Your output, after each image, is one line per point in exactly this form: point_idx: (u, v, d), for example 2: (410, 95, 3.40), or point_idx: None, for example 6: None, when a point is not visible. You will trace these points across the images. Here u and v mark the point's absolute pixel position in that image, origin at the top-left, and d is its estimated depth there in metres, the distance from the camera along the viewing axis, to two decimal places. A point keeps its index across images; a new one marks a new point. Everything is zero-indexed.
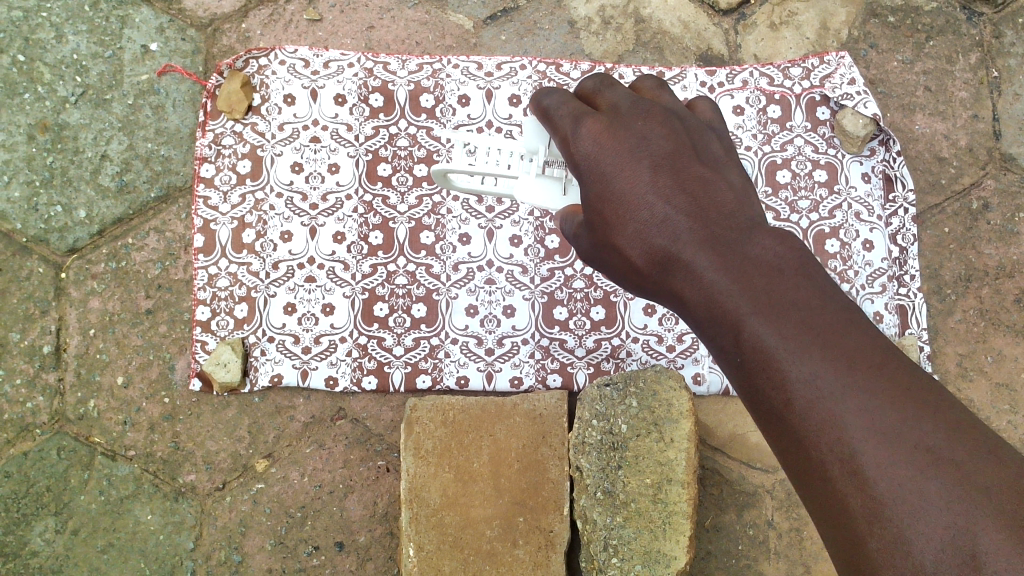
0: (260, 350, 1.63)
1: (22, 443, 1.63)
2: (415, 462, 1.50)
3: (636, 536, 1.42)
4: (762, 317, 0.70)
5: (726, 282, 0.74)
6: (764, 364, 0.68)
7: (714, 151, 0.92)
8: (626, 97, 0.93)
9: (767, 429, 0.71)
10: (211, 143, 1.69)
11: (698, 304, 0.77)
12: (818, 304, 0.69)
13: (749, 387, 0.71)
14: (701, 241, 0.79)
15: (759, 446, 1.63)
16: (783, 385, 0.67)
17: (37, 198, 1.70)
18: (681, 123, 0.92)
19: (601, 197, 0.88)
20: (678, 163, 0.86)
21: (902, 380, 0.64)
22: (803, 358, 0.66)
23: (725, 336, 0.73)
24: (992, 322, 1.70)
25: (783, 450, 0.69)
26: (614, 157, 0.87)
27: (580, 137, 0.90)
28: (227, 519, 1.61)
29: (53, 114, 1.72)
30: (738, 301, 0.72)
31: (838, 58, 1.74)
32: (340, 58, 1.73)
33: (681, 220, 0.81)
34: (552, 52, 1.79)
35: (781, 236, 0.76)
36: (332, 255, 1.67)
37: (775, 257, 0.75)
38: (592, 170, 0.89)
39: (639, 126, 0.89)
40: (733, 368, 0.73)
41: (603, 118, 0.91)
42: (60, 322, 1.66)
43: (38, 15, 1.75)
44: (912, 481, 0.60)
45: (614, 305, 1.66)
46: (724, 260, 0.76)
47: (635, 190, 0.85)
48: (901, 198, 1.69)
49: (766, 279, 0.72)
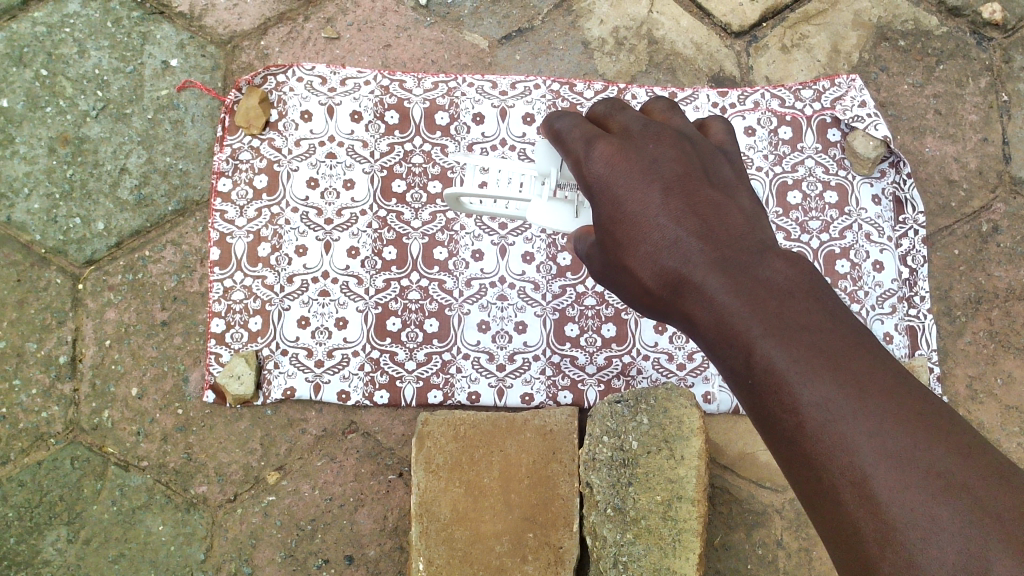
0: (273, 363, 1.65)
1: (37, 452, 1.64)
2: (425, 476, 1.51)
3: (647, 552, 1.42)
4: (773, 338, 0.71)
5: (737, 304, 0.76)
6: (775, 386, 0.70)
7: (724, 173, 0.94)
8: (637, 119, 0.95)
9: (779, 452, 0.71)
10: (229, 158, 1.72)
11: (709, 325, 0.78)
12: (828, 328, 0.71)
13: (760, 410, 0.72)
14: (712, 263, 0.80)
15: (769, 465, 1.64)
16: (794, 408, 0.68)
17: (56, 210, 1.72)
18: (693, 146, 0.94)
19: (612, 218, 0.89)
20: (688, 185, 0.88)
21: (913, 404, 0.65)
22: (813, 381, 0.67)
23: (737, 358, 0.74)
24: (1002, 344, 1.70)
25: (793, 472, 0.69)
26: (626, 179, 0.89)
27: (592, 159, 0.92)
28: (237, 531, 1.62)
29: (74, 127, 1.75)
30: (749, 323, 0.74)
31: (849, 81, 1.77)
32: (356, 75, 1.76)
33: (692, 242, 0.83)
34: (566, 72, 1.82)
35: (792, 258, 0.79)
36: (346, 269, 1.69)
37: (784, 279, 0.76)
38: (604, 191, 0.90)
39: (651, 149, 0.91)
40: (743, 390, 0.74)
41: (615, 140, 0.93)
42: (76, 332, 1.68)
43: (61, 30, 1.79)
44: (924, 505, 0.60)
45: (625, 323, 1.67)
46: (735, 282, 0.77)
47: (646, 212, 0.87)
48: (911, 220, 1.71)
49: (777, 301, 0.74)
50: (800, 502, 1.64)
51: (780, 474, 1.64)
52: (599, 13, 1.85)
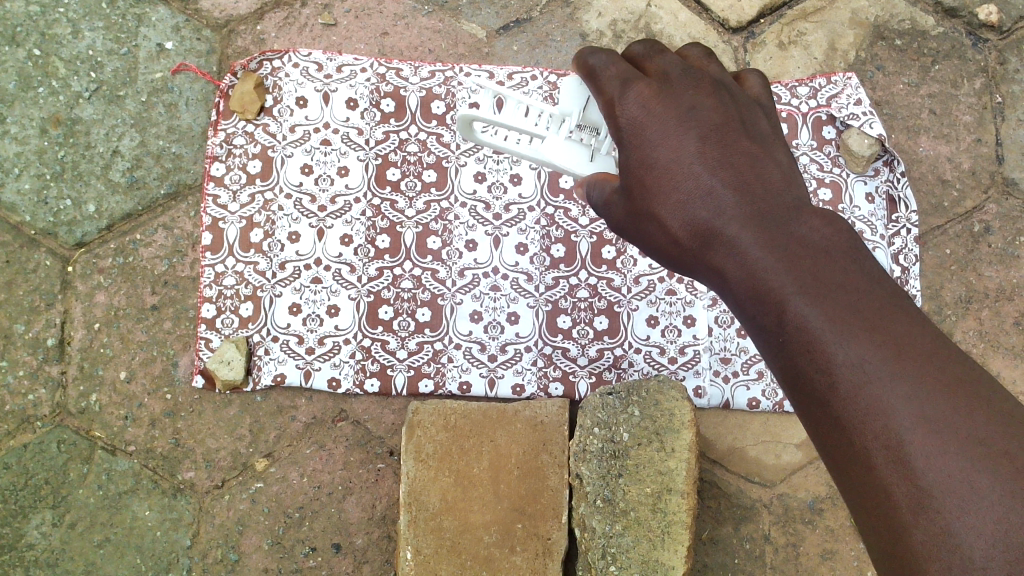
0: (263, 349, 1.64)
1: (22, 435, 1.62)
2: (415, 466, 1.50)
3: (635, 544, 1.42)
4: (807, 297, 0.71)
5: (770, 261, 0.76)
6: (807, 345, 0.70)
7: (761, 127, 0.94)
8: (675, 64, 0.96)
9: (806, 411, 0.72)
10: (222, 142, 1.71)
11: (739, 281, 0.78)
12: (865, 289, 0.70)
13: (790, 366, 0.72)
14: (745, 218, 0.81)
15: (757, 460, 1.65)
16: (827, 368, 0.68)
17: (47, 191, 1.70)
18: (730, 99, 0.95)
19: (643, 166, 0.91)
20: (725, 137, 0.89)
21: (954, 368, 0.64)
22: (849, 341, 0.67)
23: (768, 315, 0.74)
24: (992, 344, 1.72)
25: (822, 431, 0.70)
26: (661, 126, 0.91)
27: (628, 101, 0.93)
28: (224, 517, 1.61)
29: (67, 108, 1.73)
30: (783, 281, 0.74)
31: (845, 79, 1.78)
32: (353, 63, 1.75)
33: (726, 194, 0.84)
34: (563, 64, 1.82)
35: (829, 217, 0.78)
36: (338, 257, 1.68)
37: (820, 238, 0.76)
38: (636, 136, 0.92)
39: (689, 97, 0.92)
40: (773, 346, 0.74)
41: (653, 84, 0.94)
42: (65, 316, 1.66)
43: (55, 10, 1.77)
44: (964, 473, 0.60)
45: (618, 316, 1.67)
46: (770, 239, 0.77)
47: (679, 160, 0.88)
48: (904, 218, 1.72)
49: (812, 259, 0.74)
50: (788, 497, 1.65)
51: (769, 468, 1.65)
52: (597, 6, 1.85)
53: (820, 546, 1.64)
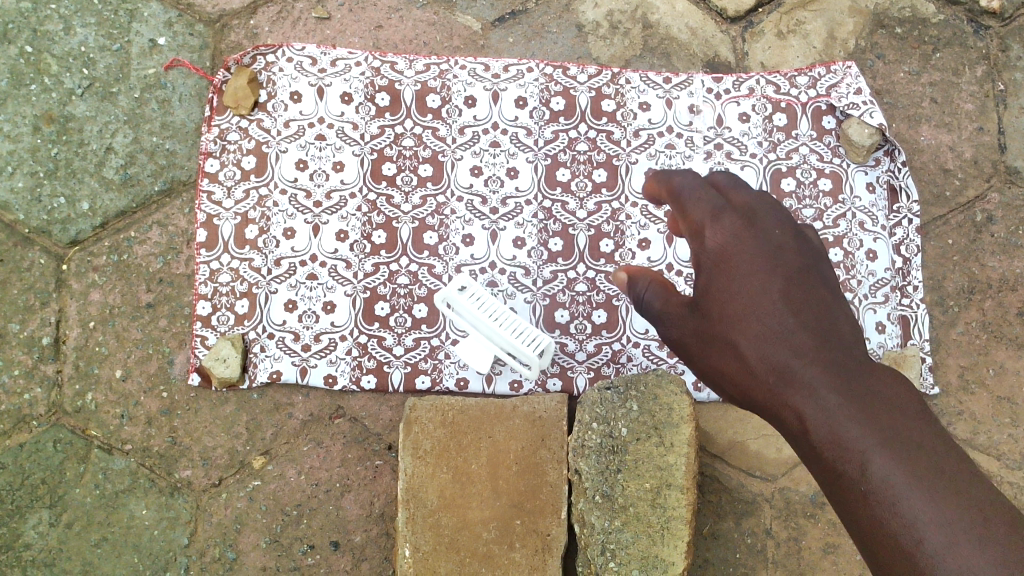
0: (259, 346, 1.63)
1: (18, 434, 1.62)
2: (413, 462, 1.49)
3: (634, 540, 1.41)
4: (884, 448, 0.82)
5: (845, 406, 0.87)
6: (880, 489, 0.80)
7: (831, 275, 1.06)
8: (758, 200, 1.09)
9: (866, 541, 0.82)
10: (216, 139, 1.69)
11: (816, 421, 0.88)
12: (930, 444, 0.82)
13: (853, 501, 0.83)
14: (823, 365, 0.92)
15: (758, 454, 1.64)
16: (894, 509, 0.79)
17: (40, 190, 1.69)
18: (808, 245, 1.07)
19: (722, 297, 1.03)
20: (804, 281, 1.01)
21: (998, 518, 0.77)
22: (918, 490, 0.78)
23: (843, 457, 0.84)
24: (995, 335, 1.70)
25: (884, 559, 0.80)
26: (748, 263, 1.02)
27: (716, 231, 1.06)
28: (222, 516, 1.60)
29: (59, 105, 1.72)
30: (857, 429, 0.85)
31: (845, 67, 1.76)
32: (347, 57, 1.74)
33: (806, 338, 0.95)
34: (559, 56, 1.80)
35: (895, 376, 0.91)
36: (334, 253, 1.67)
37: (890, 393, 0.88)
38: (722, 264, 1.04)
39: (776, 238, 1.04)
40: (837, 481, 0.85)
41: (740, 218, 1.07)
42: (60, 314, 1.65)
43: (47, 7, 1.76)
44: None
45: (616, 309, 1.65)
46: (847, 388, 0.89)
47: (761, 296, 0.99)
48: (905, 208, 1.70)
49: (888, 413, 0.85)
50: (790, 491, 1.63)
51: (770, 462, 1.63)
52: None
53: (822, 540, 1.63)
